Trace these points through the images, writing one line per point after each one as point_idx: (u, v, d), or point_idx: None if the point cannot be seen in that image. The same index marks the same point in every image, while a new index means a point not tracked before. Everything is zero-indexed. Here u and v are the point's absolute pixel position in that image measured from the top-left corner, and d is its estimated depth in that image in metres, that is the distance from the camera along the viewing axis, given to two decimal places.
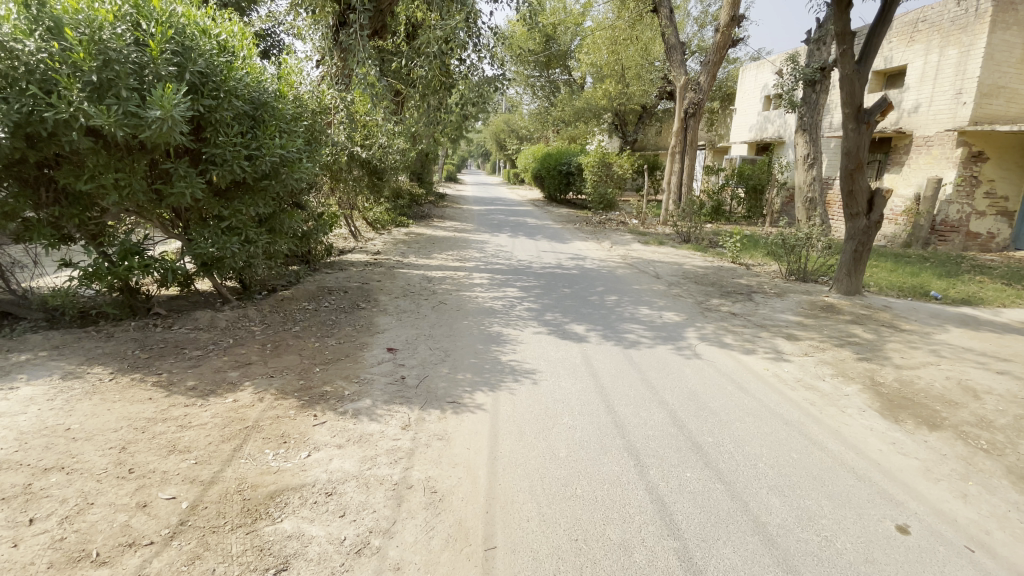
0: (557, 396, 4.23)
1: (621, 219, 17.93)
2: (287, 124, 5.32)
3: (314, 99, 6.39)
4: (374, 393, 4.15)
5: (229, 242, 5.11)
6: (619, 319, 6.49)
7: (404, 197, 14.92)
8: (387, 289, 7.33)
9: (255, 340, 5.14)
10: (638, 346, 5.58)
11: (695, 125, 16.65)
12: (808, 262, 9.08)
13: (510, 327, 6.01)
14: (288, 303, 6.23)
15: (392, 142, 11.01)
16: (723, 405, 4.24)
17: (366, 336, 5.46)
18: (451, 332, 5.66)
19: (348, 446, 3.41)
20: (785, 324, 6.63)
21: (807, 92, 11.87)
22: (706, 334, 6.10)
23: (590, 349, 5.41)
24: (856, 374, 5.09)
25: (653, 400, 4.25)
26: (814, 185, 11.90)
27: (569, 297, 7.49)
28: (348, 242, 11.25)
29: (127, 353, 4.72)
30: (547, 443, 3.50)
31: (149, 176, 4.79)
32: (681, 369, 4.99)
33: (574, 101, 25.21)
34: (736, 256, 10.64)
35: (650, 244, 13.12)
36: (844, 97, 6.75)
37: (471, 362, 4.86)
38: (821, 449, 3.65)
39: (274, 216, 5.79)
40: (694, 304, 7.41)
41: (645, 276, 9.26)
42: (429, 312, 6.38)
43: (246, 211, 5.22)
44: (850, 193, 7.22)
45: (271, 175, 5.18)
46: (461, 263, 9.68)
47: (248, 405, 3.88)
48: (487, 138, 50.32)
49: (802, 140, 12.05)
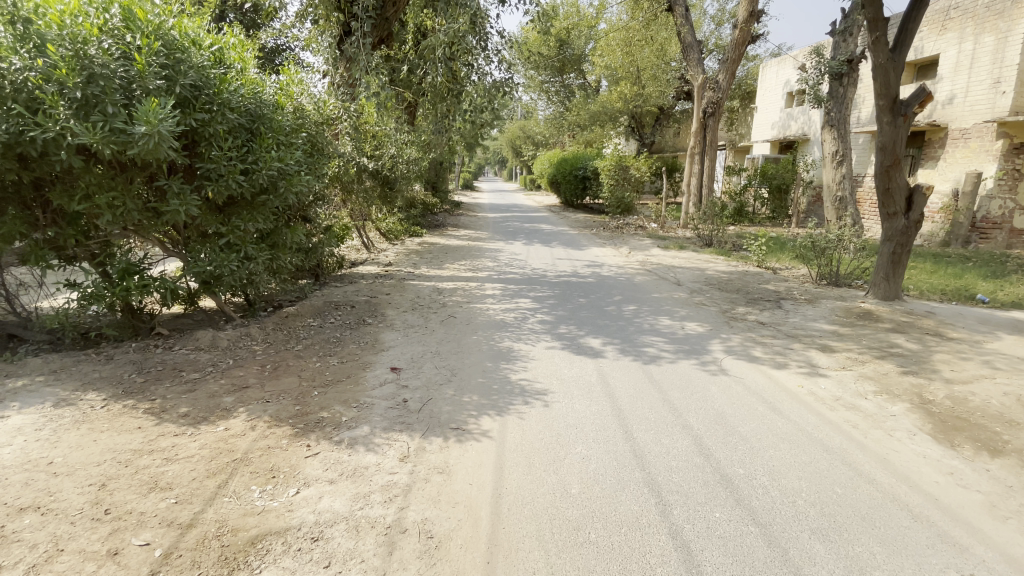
0: (570, 420, 3.90)
1: (640, 224, 17.47)
2: (285, 136, 5.16)
3: (316, 110, 6.23)
4: (373, 419, 3.88)
5: (229, 260, 4.94)
6: (638, 331, 6.10)
7: (417, 206, 14.85)
8: (396, 303, 7.09)
9: (255, 361, 4.94)
10: (658, 361, 5.20)
11: (714, 125, 16.14)
12: (841, 264, 8.55)
13: (522, 342, 5.69)
14: (292, 319, 6.04)
15: (403, 152, 10.87)
16: (753, 429, 3.84)
17: (370, 354, 5.21)
18: (459, 349, 5.38)
19: (341, 482, 3.13)
20: (819, 334, 6.15)
21: (833, 86, 11.29)
22: (733, 347, 5.68)
23: (607, 365, 5.05)
24: (902, 391, 4.61)
25: (676, 424, 3.88)
26: (843, 183, 11.28)
27: (585, 307, 7.14)
28: (361, 254, 11.12)
29: (124, 377, 4.55)
30: (558, 478, 3.17)
31: (145, 194, 4.64)
32: (706, 388, 4.60)
33: (589, 105, 24.88)
34: (761, 260, 10.14)
35: (670, 249, 12.66)
36: (878, 88, 6.29)
37: (479, 382, 4.56)
38: (868, 481, 3.24)
39: (276, 231, 5.62)
40: (719, 313, 6.98)
41: (665, 283, 8.85)
42: (437, 327, 6.12)
43: (245, 227, 5.04)
44: (886, 191, 6.72)
45: (270, 190, 5.01)
46: (474, 273, 9.42)
47: (239, 434, 3.64)
48: (504, 145, 50.28)
49: (830, 137, 11.44)
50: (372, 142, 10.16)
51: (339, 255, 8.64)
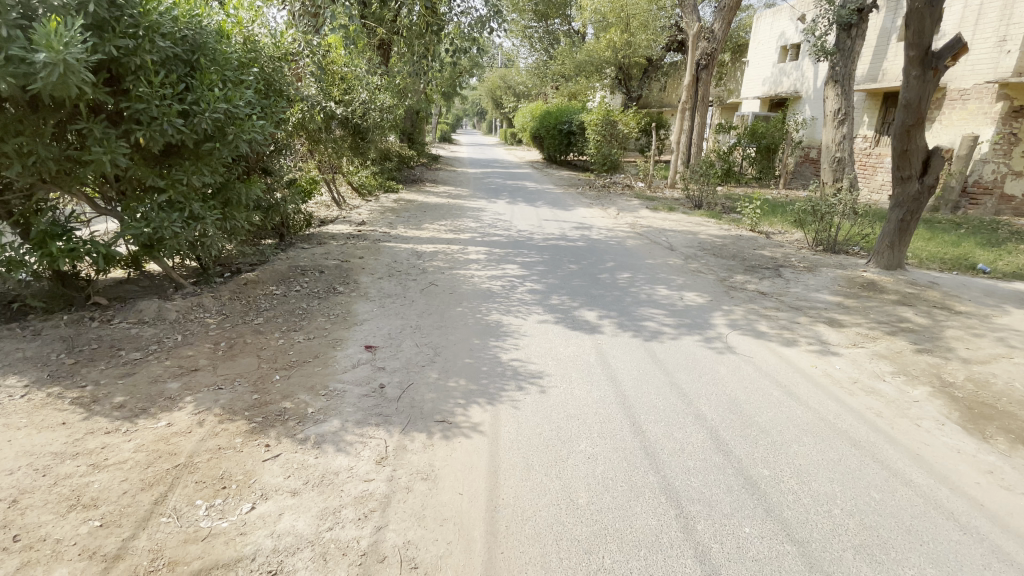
0: (571, 409, 3.44)
1: (627, 182, 16.82)
2: (233, 72, 4.31)
3: (274, 43, 5.31)
4: (345, 410, 3.35)
5: (173, 220, 4.19)
6: (635, 303, 5.63)
7: (391, 159, 13.83)
8: (370, 268, 6.44)
9: (208, 338, 4.30)
10: (660, 337, 4.75)
11: (708, 79, 15.38)
12: (839, 230, 8.20)
13: (511, 315, 5.18)
14: (252, 287, 5.35)
15: (376, 98, 9.88)
16: (772, 419, 3.47)
17: (341, 329, 4.63)
18: (442, 323, 4.84)
19: (306, 493, 2.63)
20: (825, 306, 5.80)
21: (840, 37, 10.68)
22: (737, 321, 5.28)
23: (605, 342, 4.58)
24: (920, 372, 4.33)
25: (687, 412, 3.46)
26: (842, 143, 10.78)
27: (576, 275, 6.63)
28: (331, 211, 10.29)
29: (50, 358, 3.86)
30: (562, 484, 2.74)
31: (61, 139, 3.79)
32: (713, 368, 4.20)
33: (574, 54, 23.21)
34: (755, 224, 9.75)
35: (660, 210, 12.14)
36: (910, 37, 5.78)
37: (466, 363, 4.05)
38: (906, 485, 2.92)
39: (226, 185, 4.85)
40: (717, 282, 6.58)
41: (658, 248, 8.39)
42: (417, 297, 5.54)
43: (187, 180, 4.26)
44: (903, 153, 6.28)
45: (216, 137, 4.21)
46: (455, 235, 8.75)
47: (182, 432, 3.07)
48: (483, 95, 47.99)
49: (833, 93, 10.85)
50: (340, 84, 9.13)
51: (306, 213, 7.86)
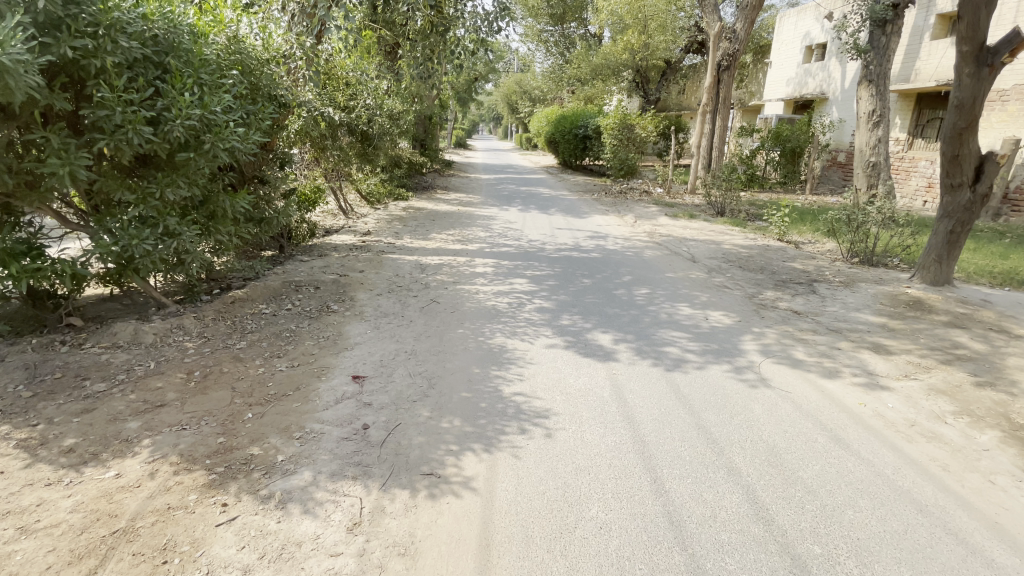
0: (581, 460, 2.95)
1: (645, 188, 16.24)
2: (211, 75, 3.95)
3: (262, 45, 4.96)
4: (319, 459, 2.92)
5: (143, 237, 3.82)
6: (654, 324, 5.12)
7: (402, 165, 13.53)
8: (369, 284, 6.04)
9: (183, 365, 3.92)
10: (683, 367, 4.23)
11: (729, 80, 14.81)
12: (877, 241, 7.55)
13: (517, 338, 4.70)
14: (239, 306, 4.99)
15: (382, 103, 9.54)
16: (817, 475, 2.94)
17: (328, 355, 4.21)
18: (441, 348, 4.39)
19: (259, 572, 2.20)
20: (866, 328, 5.21)
21: (874, 34, 10.05)
22: (769, 346, 4.73)
23: (621, 372, 4.08)
24: (986, 412, 3.72)
25: (718, 465, 2.96)
26: (878, 146, 10.07)
27: (590, 291, 6.15)
28: (338, 220, 9.99)
29: (6, 391, 3.51)
30: (567, 564, 2.26)
31: (17, 152, 3.44)
32: (746, 405, 3.67)
33: (590, 57, 22.78)
34: (783, 233, 9.13)
35: (680, 217, 11.57)
36: (963, 30, 5.18)
37: (463, 398, 3.59)
38: (989, 567, 2.37)
39: (209, 197, 4.51)
40: (745, 299, 6.03)
41: (679, 259, 7.86)
42: (416, 317, 5.10)
43: (160, 193, 3.90)
44: (954, 159, 5.66)
45: (191, 146, 3.85)
46: (463, 245, 8.34)
47: (130, 487, 2.68)
48: (499, 101, 47.79)
49: (867, 93, 10.17)
50: (345, 90, 8.84)
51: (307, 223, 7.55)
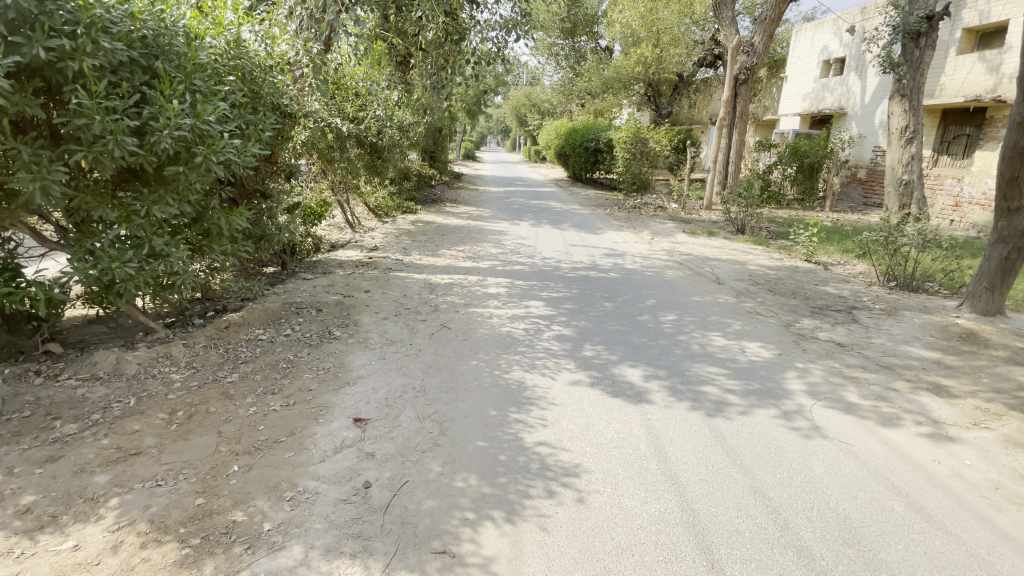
0: (621, 536, 2.49)
1: (659, 203, 15.81)
2: (205, 81, 3.58)
3: (266, 51, 4.61)
4: (312, 529, 2.48)
5: (125, 259, 3.45)
6: (686, 357, 4.66)
7: (411, 178, 13.22)
8: (375, 306, 5.62)
9: (166, 404, 3.50)
10: (725, 412, 3.75)
11: (746, 95, 14.42)
12: (918, 264, 7.05)
13: (536, 372, 4.25)
14: (233, 332, 4.57)
15: (393, 114, 9.22)
16: (902, 558, 2.47)
17: (327, 391, 3.78)
18: (453, 384, 3.93)
19: None
20: (920, 365, 4.72)
21: (906, 48, 9.67)
22: (817, 386, 4.25)
23: (656, 417, 3.62)
24: None
25: (785, 545, 2.50)
26: (911, 164, 9.62)
27: (612, 316, 5.71)
28: (344, 234, 9.63)
29: None
30: None
31: None
32: (803, 462, 3.20)
33: (602, 70, 22.53)
34: (811, 254, 8.67)
35: (699, 235, 11.13)
36: None
37: (479, 449, 3.14)
38: None
39: (202, 214, 4.16)
40: (781, 328, 5.56)
41: (703, 281, 7.42)
42: (425, 345, 4.67)
43: (147, 212, 3.53)
44: (1013, 180, 5.27)
45: (181, 160, 3.47)
46: (474, 263, 7.92)
47: (86, 565, 2.24)
48: (508, 113, 47.70)
49: (899, 109, 9.74)
50: (354, 101, 8.53)
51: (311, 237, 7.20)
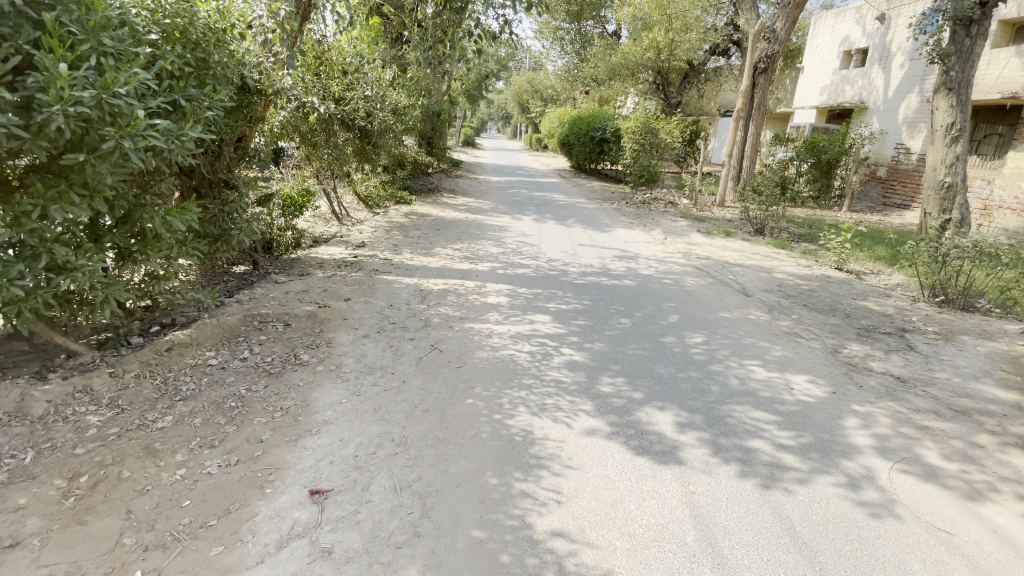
0: None
1: (669, 198, 14.98)
2: (118, 42, 2.79)
3: (215, 9, 3.76)
4: None
5: (13, 276, 2.61)
6: (724, 398, 3.88)
7: (405, 166, 12.32)
8: (354, 320, 4.79)
9: (71, 463, 2.70)
10: (784, 480, 2.97)
11: (766, 84, 13.47)
12: (970, 279, 6.25)
13: (547, 416, 3.45)
14: (177, 356, 3.75)
15: (386, 96, 8.33)
16: None
17: (280, 445, 2.96)
18: (442, 436, 3.13)
19: None
20: (1002, 411, 3.93)
21: (956, 37, 8.84)
22: (887, 440, 3.47)
23: (701, 489, 2.82)
24: None
25: None
26: (956, 165, 8.77)
27: (631, 336, 4.92)
28: (330, 227, 8.78)
29: None
30: None
31: None
32: (899, 567, 2.42)
33: (609, 56, 21.30)
34: (842, 261, 7.90)
35: (714, 235, 10.33)
36: None
37: (475, 545, 2.34)
38: None
39: (132, 213, 3.34)
40: (826, 356, 4.78)
41: (728, 291, 6.64)
42: (410, 376, 3.85)
43: (40, 211, 2.73)
44: None
45: (84, 146, 2.70)
46: (472, 265, 7.10)
47: None
48: (510, 100, 46.50)
49: (946, 103, 8.93)
50: (341, 79, 7.63)
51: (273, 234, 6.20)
